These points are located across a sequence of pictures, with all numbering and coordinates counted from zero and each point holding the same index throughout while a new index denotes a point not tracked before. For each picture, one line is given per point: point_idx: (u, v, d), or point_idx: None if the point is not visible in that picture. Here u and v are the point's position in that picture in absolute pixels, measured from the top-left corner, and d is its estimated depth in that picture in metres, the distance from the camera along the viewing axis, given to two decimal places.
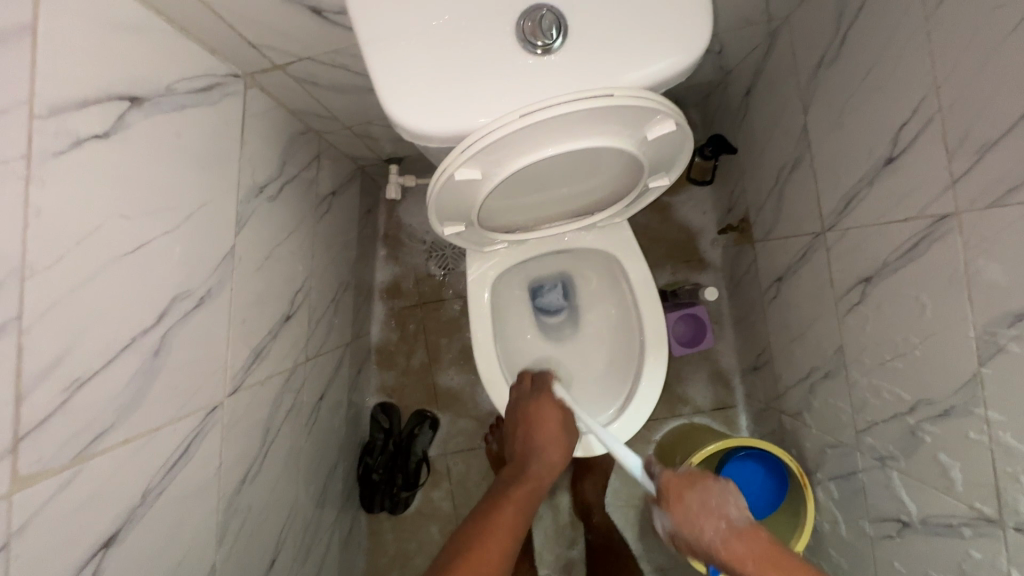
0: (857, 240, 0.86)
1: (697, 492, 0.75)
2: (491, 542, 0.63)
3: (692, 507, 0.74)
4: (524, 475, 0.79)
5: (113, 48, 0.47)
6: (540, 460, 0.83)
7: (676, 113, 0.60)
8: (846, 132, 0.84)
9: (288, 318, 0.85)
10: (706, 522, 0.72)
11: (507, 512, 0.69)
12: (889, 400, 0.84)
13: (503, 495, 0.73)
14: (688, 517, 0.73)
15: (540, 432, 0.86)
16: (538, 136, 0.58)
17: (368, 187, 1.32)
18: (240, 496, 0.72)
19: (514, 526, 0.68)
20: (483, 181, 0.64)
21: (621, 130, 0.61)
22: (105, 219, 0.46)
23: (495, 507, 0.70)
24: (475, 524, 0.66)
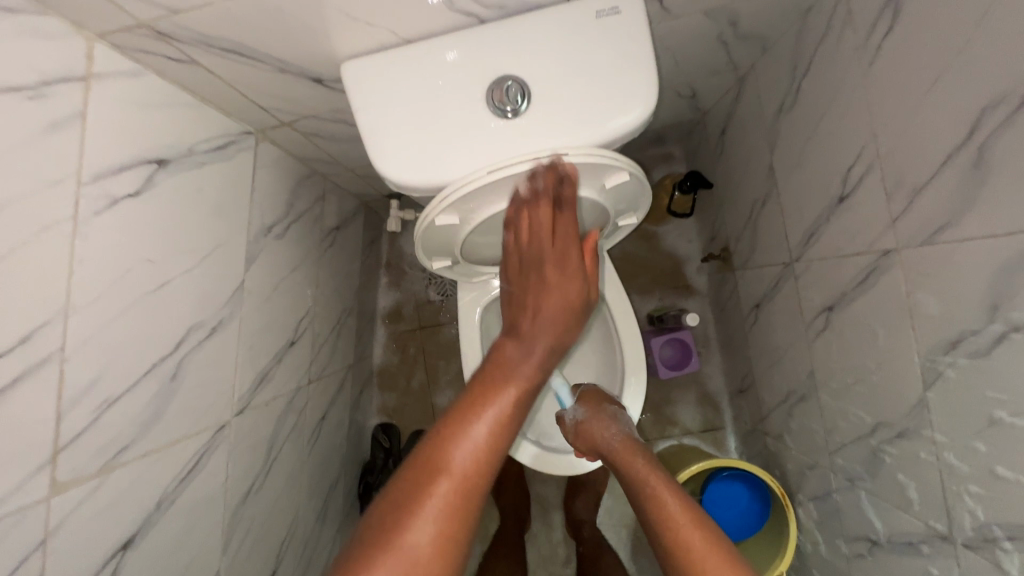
0: (819, 271, 0.92)
1: (612, 406, 0.90)
2: (472, 453, 0.60)
3: (603, 412, 0.87)
4: (523, 356, 0.73)
5: (147, 121, 0.56)
6: (546, 345, 0.74)
7: (630, 164, 0.68)
8: (804, 173, 0.91)
9: (292, 343, 0.93)
10: (605, 422, 0.85)
11: (493, 421, 0.64)
12: (854, 422, 0.89)
13: (493, 389, 0.67)
14: (597, 413, 0.87)
15: (551, 312, 0.75)
16: (507, 188, 0.67)
17: (371, 220, 1.42)
18: (245, 507, 0.79)
19: (498, 429, 0.64)
20: (462, 224, 0.72)
21: (583, 180, 0.70)
22: (134, 264, 0.54)
23: (478, 409, 0.65)
24: (455, 429, 0.62)
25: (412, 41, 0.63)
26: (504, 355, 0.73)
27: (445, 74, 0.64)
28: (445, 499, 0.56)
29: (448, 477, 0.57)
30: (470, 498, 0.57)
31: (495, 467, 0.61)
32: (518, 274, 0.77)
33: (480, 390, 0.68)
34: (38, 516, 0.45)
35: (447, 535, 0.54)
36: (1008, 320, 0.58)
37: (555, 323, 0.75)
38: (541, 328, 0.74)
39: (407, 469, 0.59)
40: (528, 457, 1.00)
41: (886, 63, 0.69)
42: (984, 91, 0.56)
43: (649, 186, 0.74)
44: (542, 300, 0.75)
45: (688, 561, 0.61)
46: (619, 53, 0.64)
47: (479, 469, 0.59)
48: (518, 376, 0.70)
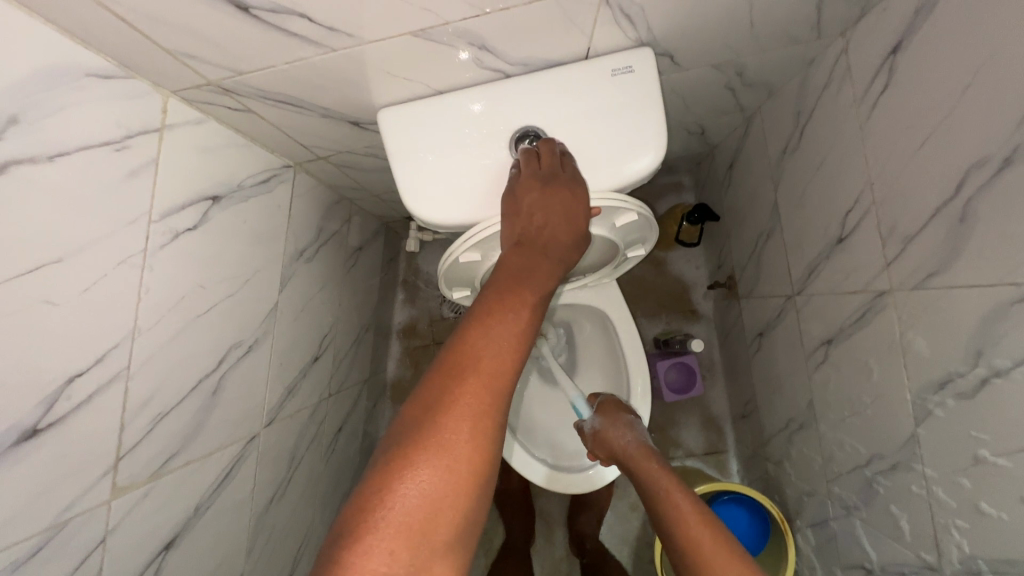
0: (820, 305, 0.96)
1: (629, 413, 0.93)
2: (496, 353, 0.59)
3: (621, 418, 0.91)
4: (533, 265, 0.68)
5: (205, 161, 0.62)
6: (556, 257, 0.70)
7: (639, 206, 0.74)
8: (807, 213, 0.95)
9: (316, 359, 0.98)
10: (622, 429, 0.88)
11: (514, 319, 0.62)
12: (851, 453, 0.92)
13: (510, 291, 0.65)
14: (615, 419, 0.91)
15: (561, 225, 0.68)
16: None
17: (390, 239, 1.48)
18: (268, 514, 0.84)
19: (518, 335, 0.62)
20: (483, 259, 0.78)
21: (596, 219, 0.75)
22: (189, 290, 0.60)
23: (497, 309, 0.63)
24: (479, 330, 0.60)
25: (442, 91, 0.70)
26: (511, 265, 0.67)
27: (471, 122, 0.70)
28: (475, 398, 0.56)
29: (476, 379, 0.57)
30: (501, 397, 0.58)
31: (521, 356, 0.61)
32: (527, 181, 0.67)
33: (496, 293, 0.64)
34: (101, 516, 0.51)
35: (479, 437, 0.54)
36: (991, 365, 0.62)
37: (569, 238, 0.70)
38: (554, 236, 0.69)
39: (432, 376, 0.58)
40: (540, 477, 1.05)
41: (881, 118, 0.74)
42: (968, 153, 0.61)
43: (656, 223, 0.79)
44: (557, 215, 0.68)
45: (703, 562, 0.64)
46: (631, 107, 0.70)
47: (504, 371, 0.59)
48: (532, 283, 0.66)
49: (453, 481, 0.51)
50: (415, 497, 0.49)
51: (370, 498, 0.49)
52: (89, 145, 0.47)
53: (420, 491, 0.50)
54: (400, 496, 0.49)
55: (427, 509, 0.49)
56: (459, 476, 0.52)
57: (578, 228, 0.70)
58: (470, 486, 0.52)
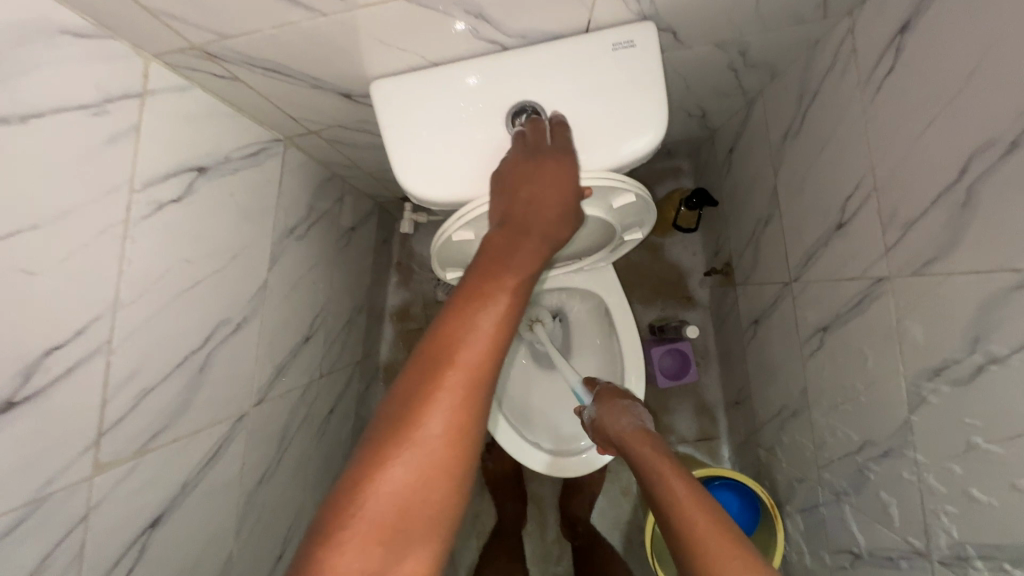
0: (817, 292, 0.95)
1: (628, 401, 0.93)
2: (475, 340, 0.56)
3: (618, 407, 0.91)
4: (520, 244, 0.64)
5: (190, 131, 0.60)
6: (546, 233, 0.66)
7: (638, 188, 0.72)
8: (807, 198, 0.94)
9: (307, 339, 0.97)
10: (622, 417, 0.89)
11: (496, 303, 0.59)
12: (843, 439, 0.92)
13: (493, 273, 0.61)
14: (612, 408, 0.91)
15: (549, 200, 0.65)
16: None
17: (384, 220, 1.46)
18: (258, 494, 0.83)
19: (501, 318, 0.58)
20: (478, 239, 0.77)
21: (593, 200, 0.74)
22: (174, 264, 0.58)
23: (478, 291, 0.59)
24: (457, 315, 0.57)
25: (437, 62, 0.67)
26: (495, 244, 0.64)
27: (466, 97, 0.68)
28: (451, 389, 0.53)
29: (453, 368, 0.54)
30: (484, 387, 0.55)
31: (505, 340, 0.58)
32: (514, 162, 0.66)
33: (478, 275, 0.61)
34: (83, 492, 0.50)
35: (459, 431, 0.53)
36: (988, 352, 0.61)
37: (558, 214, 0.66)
38: (541, 212, 0.65)
39: (410, 365, 0.56)
40: (541, 465, 1.05)
41: (887, 100, 0.72)
42: (974, 135, 0.60)
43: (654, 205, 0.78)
44: (544, 188, 0.65)
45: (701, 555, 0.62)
46: (632, 85, 0.68)
47: (485, 357, 0.56)
48: (517, 263, 0.63)
49: (428, 476, 0.50)
50: (388, 492, 0.49)
51: (344, 495, 0.49)
52: (64, 108, 0.45)
53: (400, 486, 0.49)
54: (377, 495, 0.48)
55: (400, 504, 0.49)
56: (439, 471, 0.51)
57: (567, 203, 0.66)
58: (445, 481, 0.51)
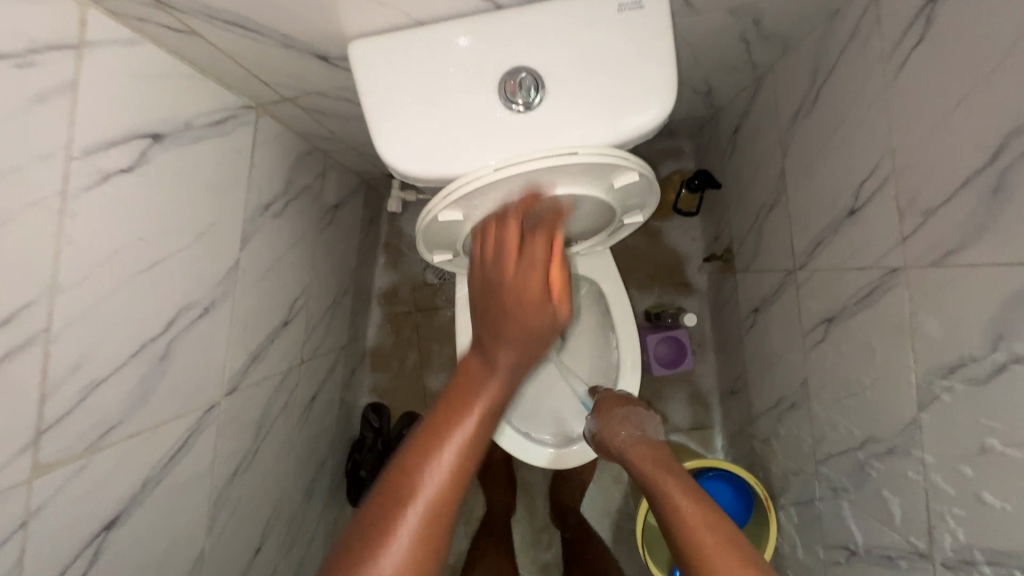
0: (823, 282, 0.91)
1: (624, 406, 0.90)
2: (439, 471, 0.52)
3: (613, 416, 0.88)
4: (488, 367, 0.62)
5: (142, 92, 0.53)
6: (519, 347, 0.63)
7: (641, 165, 0.67)
8: (817, 182, 0.89)
9: (286, 323, 0.92)
10: (619, 426, 0.86)
11: (462, 428, 0.56)
12: (844, 434, 0.89)
13: (461, 396, 0.59)
14: (609, 419, 0.88)
15: (519, 287, 0.65)
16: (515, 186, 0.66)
17: (371, 198, 1.39)
18: (232, 487, 0.79)
19: (468, 445, 0.55)
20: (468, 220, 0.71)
21: (593, 178, 0.68)
22: (126, 242, 0.53)
23: (446, 415, 0.57)
24: (421, 442, 0.54)
25: (425, 22, 0.61)
26: (467, 366, 0.63)
27: (456, 61, 0.62)
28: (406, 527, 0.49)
29: (408, 503, 0.50)
30: (442, 524, 0.50)
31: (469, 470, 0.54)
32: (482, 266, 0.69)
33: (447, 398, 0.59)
34: (21, 496, 0.45)
35: (428, 552, 0.49)
36: (1011, 350, 0.57)
37: (535, 313, 0.64)
38: (513, 314, 0.64)
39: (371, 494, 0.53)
40: (543, 460, 1.03)
41: (912, 75, 0.67)
42: (1009, 115, 0.55)
43: (658, 187, 0.72)
44: (512, 290, 0.65)
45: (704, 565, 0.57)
46: (639, 51, 0.62)
47: (447, 490, 0.52)
48: (487, 383, 0.60)
49: None
50: None
51: None
52: None
53: None
54: None
55: None
56: None
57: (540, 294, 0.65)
58: None
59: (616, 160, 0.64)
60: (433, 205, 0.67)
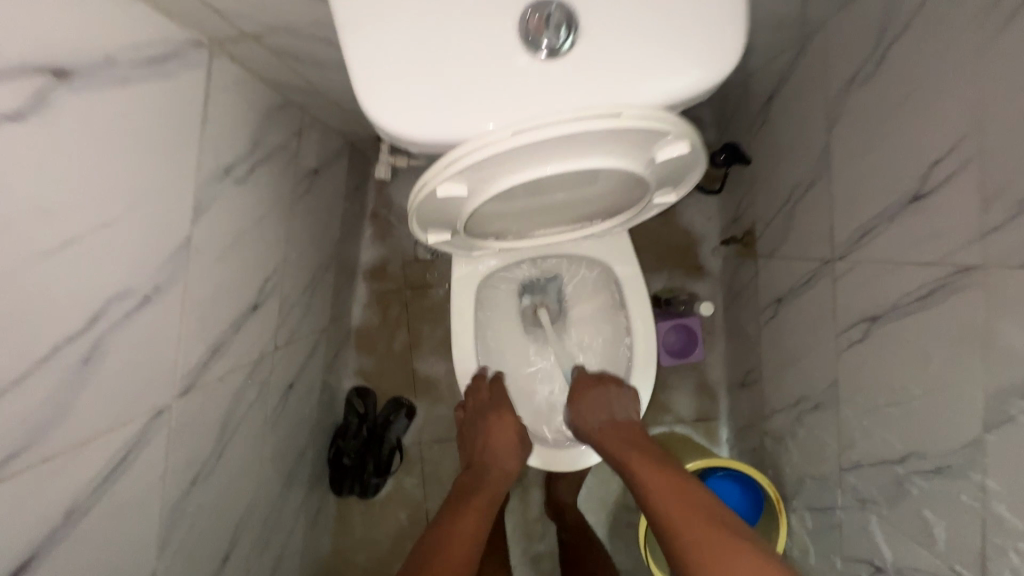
0: (867, 275, 0.80)
1: (596, 390, 0.94)
2: (452, 551, 0.77)
3: (587, 402, 0.93)
4: (478, 487, 0.90)
5: (31, 10, 0.39)
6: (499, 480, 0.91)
7: (690, 134, 0.55)
8: (871, 161, 0.78)
9: (257, 307, 0.79)
10: (594, 411, 0.92)
11: (462, 526, 0.81)
12: (879, 444, 0.81)
13: (462, 503, 0.86)
14: (583, 407, 0.93)
15: (500, 450, 0.93)
16: (536, 154, 0.54)
17: (358, 162, 1.25)
18: (190, 497, 0.68)
19: (471, 542, 0.79)
20: (471, 196, 0.60)
21: (630, 149, 0.57)
22: (22, 213, 0.40)
23: (448, 523, 0.82)
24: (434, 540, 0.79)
25: None
26: (464, 484, 0.91)
27: None
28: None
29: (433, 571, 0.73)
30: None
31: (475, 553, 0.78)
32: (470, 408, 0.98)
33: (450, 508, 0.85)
34: None
35: None
36: None
37: (499, 461, 0.92)
38: (493, 459, 0.93)
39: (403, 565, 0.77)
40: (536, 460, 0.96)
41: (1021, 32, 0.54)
42: None
43: (704, 163, 0.62)
44: (489, 436, 0.94)
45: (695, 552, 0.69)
46: None
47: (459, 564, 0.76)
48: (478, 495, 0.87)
49: None
50: None
51: None
52: None
53: None
54: None
55: None
56: None
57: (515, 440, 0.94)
58: None
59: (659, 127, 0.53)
60: (432, 177, 0.56)
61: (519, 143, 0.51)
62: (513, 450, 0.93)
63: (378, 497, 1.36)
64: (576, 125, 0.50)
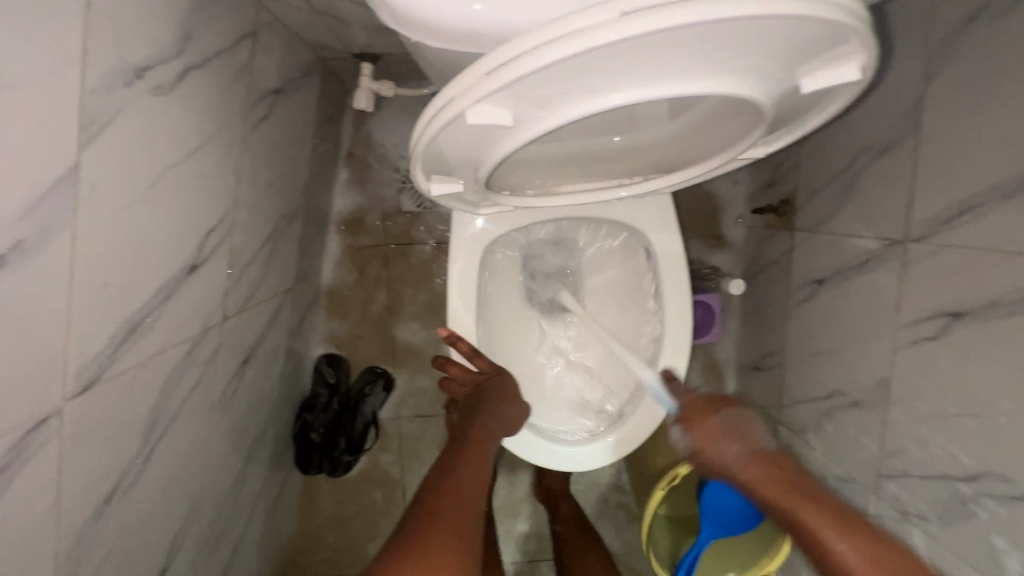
0: (952, 263, 0.67)
1: (725, 413, 0.67)
2: (448, 504, 0.55)
3: (713, 430, 0.66)
4: (465, 443, 0.68)
5: None
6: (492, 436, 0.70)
7: (861, 49, 0.41)
8: (983, 123, 0.62)
9: (196, 268, 0.60)
10: (727, 443, 0.65)
11: (459, 482, 0.59)
12: (939, 457, 0.70)
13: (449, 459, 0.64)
14: (705, 436, 0.66)
15: (493, 406, 0.74)
16: (647, 65, 0.38)
17: (333, 89, 1.02)
18: (101, 519, 0.52)
19: (469, 496, 0.58)
20: (511, 128, 0.45)
21: (768, 65, 0.42)
22: None
23: (437, 480, 0.60)
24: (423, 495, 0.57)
25: None
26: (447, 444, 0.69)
27: None
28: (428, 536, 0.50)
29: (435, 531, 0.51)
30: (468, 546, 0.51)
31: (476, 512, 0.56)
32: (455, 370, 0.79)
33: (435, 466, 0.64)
34: None
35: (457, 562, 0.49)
36: None
37: (492, 418, 0.72)
38: (485, 415, 0.72)
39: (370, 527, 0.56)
40: (570, 464, 0.81)
41: None
42: None
43: (841, 103, 0.49)
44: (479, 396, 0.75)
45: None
46: None
47: (460, 521, 0.54)
48: (471, 451, 0.66)
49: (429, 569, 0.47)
50: None
51: None
52: None
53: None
54: None
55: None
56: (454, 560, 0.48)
57: (510, 398, 0.76)
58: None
59: (822, 30, 0.38)
60: (462, 94, 0.41)
61: (628, 34, 0.33)
62: (508, 407, 0.75)
63: (350, 475, 1.22)
64: (726, 5, 0.33)
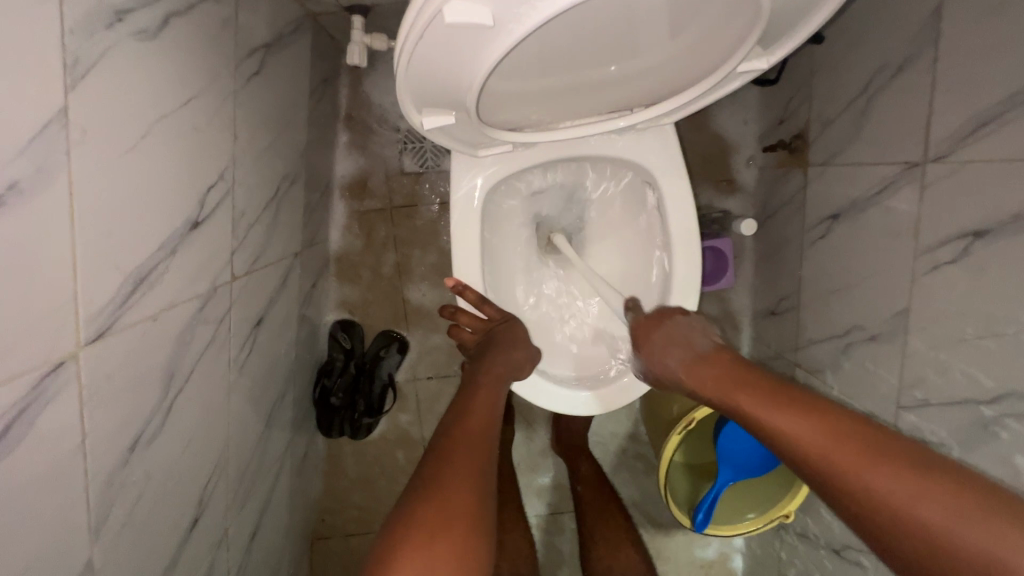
0: (972, 179, 0.64)
1: (668, 330, 0.71)
2: (465, 445, 0.56)
3: (655, 344, 0.71)
4: (476, 385, 0.68)
5: None
6: (503, 377, 0.71)
7: None
8: (1006, 24, 0.58)
9: (199, 224, 0.61)
10: (670, 350, 0.70)
11: (474, 423, 0.60)
12: (959, 382, 0.68)
13: (462, 401, 0.65)
14: (652, 352, 0.71)
15: (502, 349, 0.74)
16: None
17: (326, 48, 1.01)
18: (126, 467, 0.53)
19: (484, 437, 0.58)
20: (491, 29, 0.43)
21: None
22: None
23: (451, 422, 0.61)
24: (440, 438, 0.58)
25: None
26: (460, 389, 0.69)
27: None
28: (453, 476, 0.52)
29: (456, 469, 0.52)
30: (486, 486, 0.52)
31: (492, 456, 0.57)
32: (464, 317, 0.79)
33: (449, 409, 0.64)
34: None
35: (477, 506, 0.50)
36: None
37: (501, 361, 0.72)
38: (495, 357, 0.73)
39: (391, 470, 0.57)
40: (583, 410, 0.82)
41: None
42: None
43: None
44: (488, 343, 0.76)
45: (898, 517, 0.46)
46: None
47: (479, 463, 0.54)
48: (484, 394, 0.66)
49: (455, 513, 0.48)
50: None
51: None
52: None
53: (428, 526, 0.47)
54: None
55: (439, 523, 0.47)
56: (471, 508, 0.49)
57: (518, 342, 0.76)
58: (462, 521, 0.48)
59: None
60: None
61: None
62: (518, 349, 0.75)
63: (371, 437, 1.25)
64: None
